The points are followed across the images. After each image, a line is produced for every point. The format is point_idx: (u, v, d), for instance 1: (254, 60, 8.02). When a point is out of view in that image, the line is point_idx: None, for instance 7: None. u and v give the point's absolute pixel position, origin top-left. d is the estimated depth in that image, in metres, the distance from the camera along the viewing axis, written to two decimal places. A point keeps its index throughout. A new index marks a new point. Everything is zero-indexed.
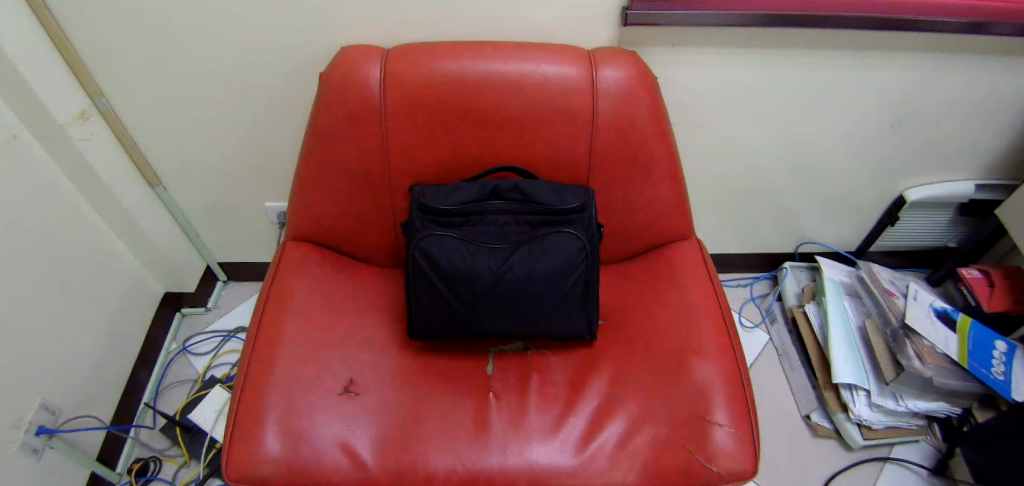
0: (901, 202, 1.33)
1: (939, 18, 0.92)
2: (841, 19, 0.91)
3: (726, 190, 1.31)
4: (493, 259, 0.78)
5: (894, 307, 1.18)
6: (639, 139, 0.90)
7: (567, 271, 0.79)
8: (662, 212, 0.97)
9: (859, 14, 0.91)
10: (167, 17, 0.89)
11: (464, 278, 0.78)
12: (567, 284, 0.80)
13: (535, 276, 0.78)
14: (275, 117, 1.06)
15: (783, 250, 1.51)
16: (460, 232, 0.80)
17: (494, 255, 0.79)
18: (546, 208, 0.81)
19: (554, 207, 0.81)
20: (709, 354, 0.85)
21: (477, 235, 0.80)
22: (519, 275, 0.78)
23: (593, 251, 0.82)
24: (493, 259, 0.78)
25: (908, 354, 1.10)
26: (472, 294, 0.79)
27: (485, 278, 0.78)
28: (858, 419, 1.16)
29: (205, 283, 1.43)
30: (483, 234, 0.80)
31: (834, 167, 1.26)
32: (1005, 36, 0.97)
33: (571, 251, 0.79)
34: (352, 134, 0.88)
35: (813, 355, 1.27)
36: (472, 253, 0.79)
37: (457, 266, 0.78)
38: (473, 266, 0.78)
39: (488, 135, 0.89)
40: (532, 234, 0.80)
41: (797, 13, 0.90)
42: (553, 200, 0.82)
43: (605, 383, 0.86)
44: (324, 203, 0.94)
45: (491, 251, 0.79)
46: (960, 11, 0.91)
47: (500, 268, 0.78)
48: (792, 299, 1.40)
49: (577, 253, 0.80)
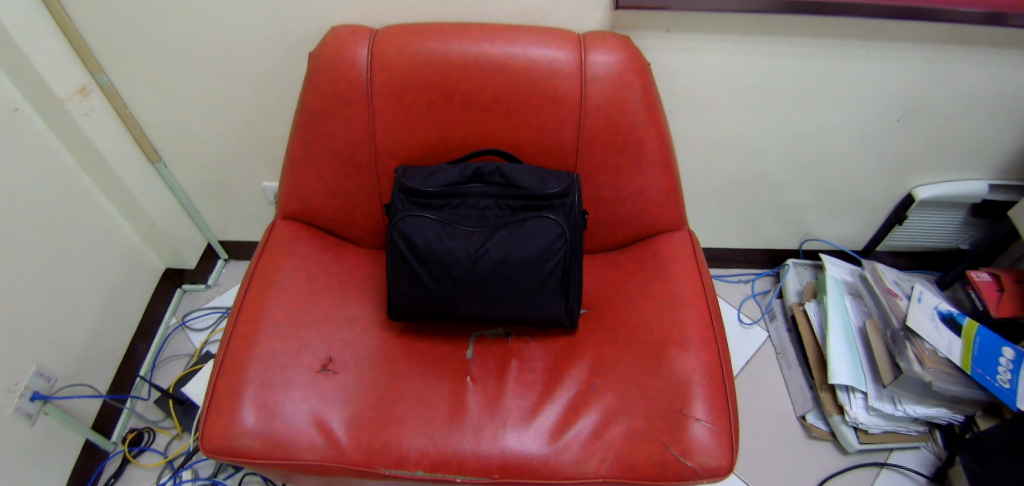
0: (910, 201, 1.28)
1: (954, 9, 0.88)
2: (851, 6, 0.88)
3: (726, 183, 1.28)
4: (472, 242, 0.78)
5: (896, 308, 1.15)
6: (629, 125, 0.89)
7: (546, 256, 0.78)
8: (651, 202, 0.95)
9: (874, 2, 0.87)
10: None
11: (442, 261, 0.77)
12: (545, 269, 0.79)
13: (514, 262, 0.77)
14: (268, 97, 1.07)
15: (786, 247, 1.47)
16: (440, 214, 0.79)
17: (473, 237, 0.78)
18: (528, 191, 0.80)
19: (537, 191, 0.80)
20: (692, 347, 0.83)
21: (457, 218, 0.79)
22: (497, 259, 0.77)
23: (575, 238, 0.81)
24: (472, 241, 0.78)
25: (908, 357, 1.07)
26: (448, 278, 0.78)
27: (462, 263, 0.77)
28: (854, 422, 1.13)
29: (206, 261, 1.45)
30: (463, 217, 0.79)
31: (839, 161, 1.22)
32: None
33: (552, 236, 0.78)
34: (340, 115, 0.88)
35: (811, 354, 1.23)
36: (450, 235, 0.78)
37: (434, 248, 0.77)
38: (451, 249, 0.77)
39: (474, 117, 0.88)
40: (513, 217, 0.79)
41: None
42: (535, 185, 0.80)
43: (583, 372, 0.85)
44: (312, 182, 0.94)
45: (469, 234, 0.78)
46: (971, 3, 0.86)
47: (477, 251, 0.77)
48: (792, 296, 1.36)
49: (557, 239, 0.78)
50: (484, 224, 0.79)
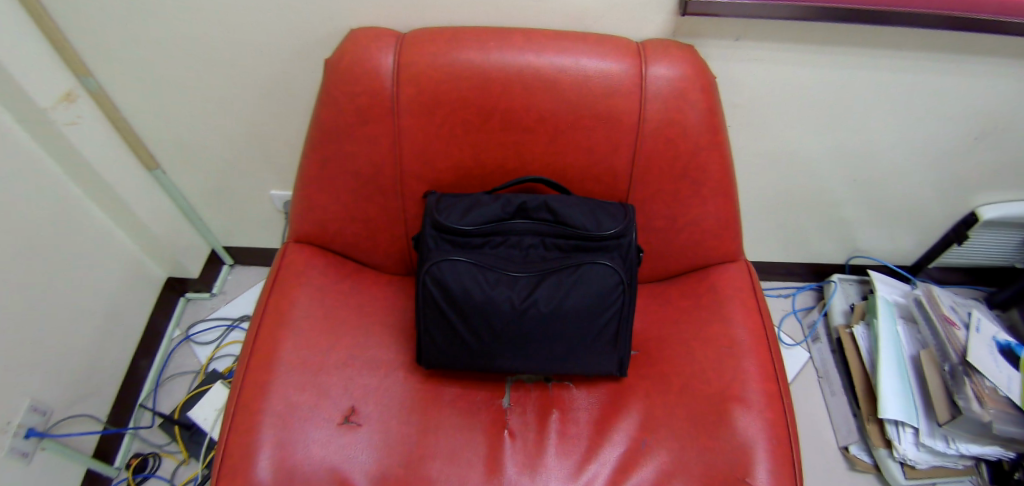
0: (972, 220, 1.19)
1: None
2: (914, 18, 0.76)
3: (775, 198, 1.18)
4: (515, 290, 0.68)
5: (955, 340, 1.07)
6: (691, 150, 0.78)
7: (599, 307, 0.69)
8: (708, 232, 0.85)
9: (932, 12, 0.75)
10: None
11: (481, 311, 0.68)
12: (598, 322, 0.70)
13: (563, 314, 0.68)
14: (280, 103, 0.95)
15: (830, 261, 1.38)
16: (478, 256, 0.70)
17: (517, 285, 0.68)
18: (579, 232, 0.70)
19: (589, 232, 0.70)
20: (754, 403, 0.75)
21: (498, 261, 0.69)
22: (544, 311, 0.68)
23: (630, 284, 0.71)
24: (515, 288, 0.68)
25: (965, 394, 1.00)
26: (488, 330, 0.69)
27: (503, 314, 0.68)
28: (902, 458, 1.06)
29: (211, 267, 1.36)
30: (505, 260, 0.69)
31: (901, 178, 1.12)
32: None
33: (607, 285, 0.69)
34: (362, 133, 0.77)
35: (857, 382, 1.16)
36: (491, 282, 0.68)
37: (473, 297, 0.68)
38: (492, 298, 0.68)
39: (515, 139, 0.77)
40: (562, 262, 0.70)
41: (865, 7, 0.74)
42: (587, 223, 0.71)
43: (631, 425, 0.78)
44: (331, 206, 0.84)
45: (513, 281, 0.69)
46: None
47: (522, 302, 0.68)
48: (838, 317, 1.28)
49: (612, 288, 0.69)
50: (529, 269, 0.69)
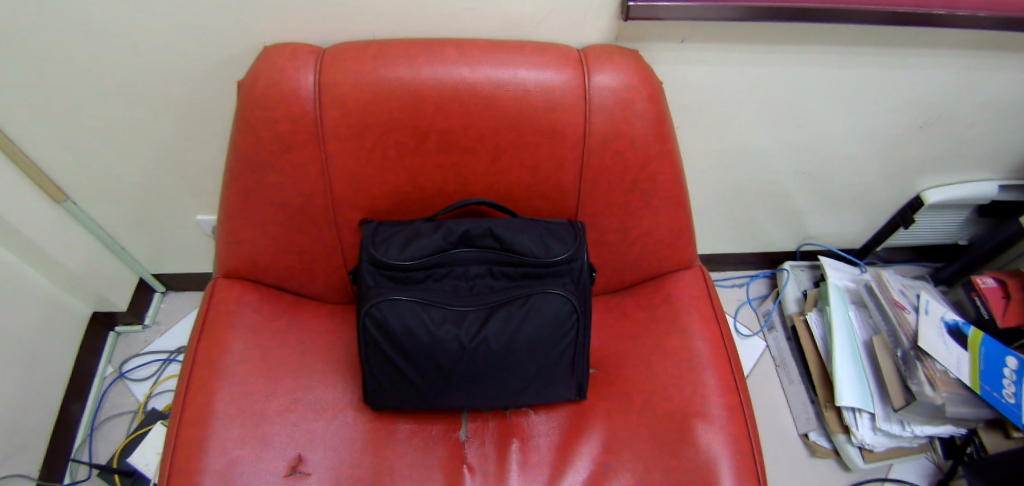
0: (917, 203, 1.21)
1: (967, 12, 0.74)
2: (852, 13, 0.73)
3: (726, 192, 1.18)
4: (463, 326, 0.64)
5: (906, 325, 1.09)
6: (639, 161, 0.74)
7: (554, 338, 0.66)
8: (662, 242, 0.82)
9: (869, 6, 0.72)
10: (35, 15, 0.68)
11: (427, 352, 0.64)
12: (553, 352, 0.66)
13: (515, 347, 0.65)
14: (196, 125, 0.87)
15: (783, 249, 1.39)
16: (421, 292, 0.65)
17: (465, 320, 0.64)
18: (528, 259, 0.66)
19: (538, 258, 0.66)
20: (717, 419, 0.73)
21: (443, 296, 0.65)
22: (495, 347, 0.64)
23: (585, 309, 0.68)
24: (464, 324, 0.64)
25: (919, 378, 1.02)
26: (436, 371, 0.65)
27: (451, 354, 0.64)
28: (860, 443, 1.08)
29: (141, 297, 1.27)
30: (450, 295, 0.65)
31: (846, 168, 1.13)
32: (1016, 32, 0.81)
33: (561, 313, 0.65)
34: (286, 161, 0.71)
35: (814, 370, 1.17)
36: (436, 320, 0.64)
37: (418, 338, 0.63)
38: (438, 338, 0.63)
39: (454, 159, 0.72)
40: (511, 292, 0.66)
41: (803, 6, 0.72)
42: (536, 250, 0.67)
43: (594, 449, 0.75)
44: (258, 238, 0.78)
45: (460, 317, 0.64)
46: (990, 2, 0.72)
47: (471, 339, 0.63)
48: (792, 305, 1.29)
49: (566, 317, 0.66)
50: (477, 302, 0.65)
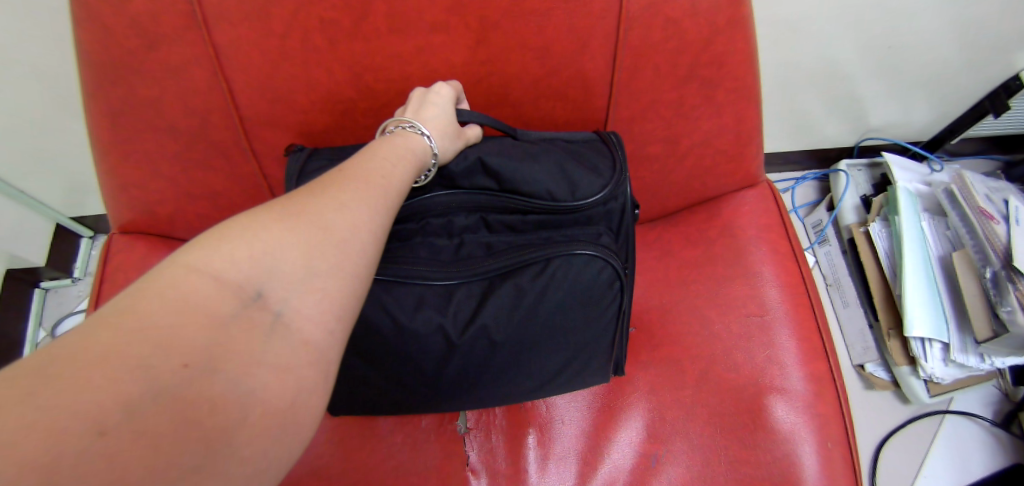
0: (1015, 86, 0.96)
1: None
2: None
3: (778, 81, 0.93)
4: (449, 310, 0.45)
5: (994, 237, 0.86)
6: (700, 34, 0.49)
7: (585, 315, 0.47)
8: (723, 153, 0.58)
9: None
10: None
11: (399, 349, 0.45)
12: (586, 334, 0.48)
13: (526, 335, 0.46)
14: (53, 15, 0.60)
15: (836, 147, 1.16)
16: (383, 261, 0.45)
17: (452, 300, 0.45)
18: (538, 201, 0.46)
19: (553, 200, 0.46)
20: (797, 394, 0.55)
21: (416, 263, 0.45)
22: (498, 337, 0.45)
23: (628, 266, 0.50)
24: (450, 305, 0.45)
25: (1010, 305, 0.82)
26: (415, 373, 0.46)
27: (432, 353, 0.45)
28: (927, 375, 0.93)
29: (62, 247, 1.04)
30: (427, 260, 0.45)
31: (943, 38, 0.87)
32: None
33: (595, 282, 0.46)
34: (157, 60, 0.45)
35: (875, 293, 0.98)
36: (410, 303, 0.44)
37: (383, 329, 0.44)
38: (413, 329, 0.44)
39: (420, 43, 0.47)
40: (517, 256, 0.46)
41: None
42: (553, 188, 0.46)
43: (636, 434, 0.57)
44: (147, 180, 0.53)
45: (444, 295, 0.45)
46: None
47: (461, 327, 0.45)
48: (850, 215, 1.07)
49: (603, 287, 0.47)
50: (467, 271, 0.45)
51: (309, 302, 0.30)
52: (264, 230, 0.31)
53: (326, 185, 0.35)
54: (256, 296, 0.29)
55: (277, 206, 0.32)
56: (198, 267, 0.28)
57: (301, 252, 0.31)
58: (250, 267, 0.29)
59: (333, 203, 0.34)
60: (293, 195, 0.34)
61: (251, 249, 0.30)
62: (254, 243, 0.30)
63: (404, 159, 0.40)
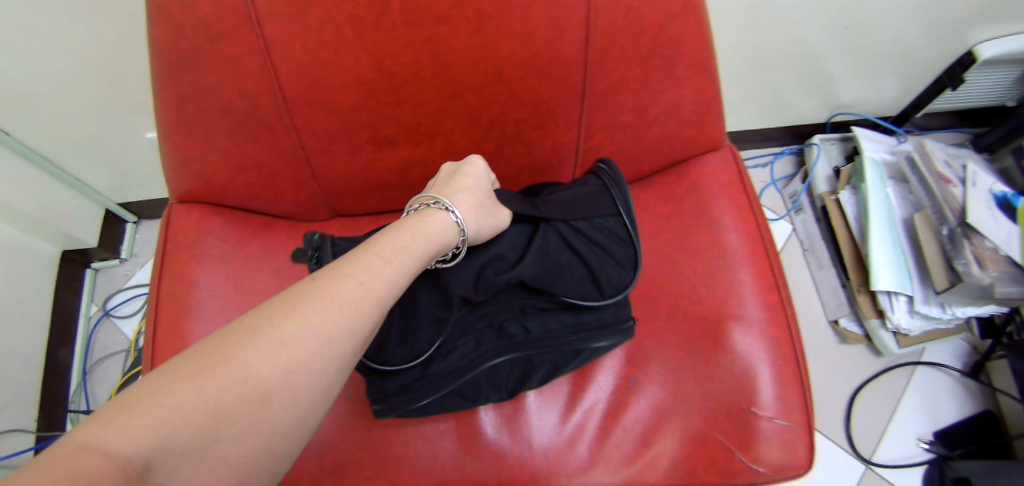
0: (968, 61, 1.06)
1: None
2: None
3: (750, 61, 1.02)
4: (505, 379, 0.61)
5: (951, 198, 0.98)
6: (658, 18, 0.59)
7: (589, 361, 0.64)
8: (686, 120, 0.69)
9: None
10: None
11: (465, 405, 0.61)
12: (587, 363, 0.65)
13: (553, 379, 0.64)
14: (117, 18, 0.72)
15: (812, 123, 1.25)
16: (455, 360, 0.57)
17: (507, 372, 0.61)
18: (574, 300, 0.60)
19: (586, 300, 0.60)
20: (754, 321, 0.65)
21: (475, 361, 0.58)
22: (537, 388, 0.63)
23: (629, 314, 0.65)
24: (506, 380, 0.61)
25: (965, 258, 0.92)
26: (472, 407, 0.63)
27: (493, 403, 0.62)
28: (895, 327, 1.02)
29: (110, 230, 1.16)
30: (489, 350, 0.58)
31: (898, 18, 0.96)
32: None
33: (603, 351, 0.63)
34: (218, 51, 0.57)
35: (846, 255, 1.07)
36: (476, 383, 0.59)
37: (455, 400, 0.60)
38: (479, 398, 0.60)
39: (429, 33, 0.58)
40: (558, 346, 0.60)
41: None
42: (581, 288, 0.60)
43: (617, 361, 0.67)
44: (204, 153, 0.64)
45: (500, 371, 0.60)
46: None
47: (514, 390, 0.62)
48: (823, 185, 1.17)
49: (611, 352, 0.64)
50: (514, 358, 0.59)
51: (200, 472, 0.36)
52: (173, 398, 0.36)
53: (255, 332, 0.41)
54: (145, 469, 0.34)
55: (194, 367, 0.38)
56: (92, 442, 0.33)
57: (207, 414, 0.37)
58: (142, 442, 0.34)
59: (252, 364, 0.39)
60: (211, 353, 0.39)
61: (163, 412, 0.35)
62: (157, 411, 0.35)
63: (365, 279, 0.46)
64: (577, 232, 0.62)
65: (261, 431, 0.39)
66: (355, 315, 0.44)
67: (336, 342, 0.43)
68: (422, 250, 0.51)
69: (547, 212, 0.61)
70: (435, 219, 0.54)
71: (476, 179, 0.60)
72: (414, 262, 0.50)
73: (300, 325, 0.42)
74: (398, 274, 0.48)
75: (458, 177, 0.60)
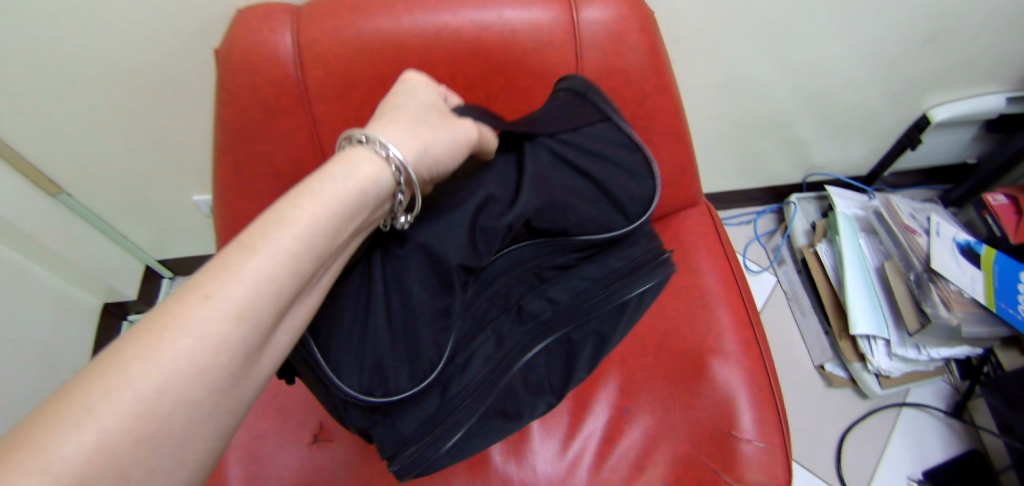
0: (923, 123, 1.20)
1: None
2: None
3: (728, 127, 1.15)
4: (553, 382, 0.64)
5: (916, 247, 1.06)
6: (636, 97, 0.72)
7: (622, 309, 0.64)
8: (666, 181, 0.80)
9: None
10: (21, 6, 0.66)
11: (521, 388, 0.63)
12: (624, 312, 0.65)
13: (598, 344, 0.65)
14: (183, 102, 0.86)
15: (789, 182, 1.38)
16: (477, 369, 0.59)
17: (551, 369, 0.64)
18: (592, 235, 0.60)
19: (606, 232, 0.60)
20: (731, 353, 0.73)
21: (509, 347, 0.60)
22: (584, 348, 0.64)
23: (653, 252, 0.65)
24: (551, 364, 0.64)
25: (933, 301, 1.00)
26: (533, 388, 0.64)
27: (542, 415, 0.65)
28: (876, 369, 1.09)
29: (146, 284, 1.26)
30: (519, 339, 0.61)
31: (854, 89, 1.10)
32: None
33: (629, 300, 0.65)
34: (273, 128, 0.68)
35: (827, 303, 1.17)
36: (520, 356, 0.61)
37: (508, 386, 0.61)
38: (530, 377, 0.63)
39: None
40: (584, 304, 0.62)
41: None
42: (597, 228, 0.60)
43: (611, 393, 0.75)
44: (254, 212, 0.75)
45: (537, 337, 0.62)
46: None
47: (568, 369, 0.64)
48: (802, 238, 1.29)
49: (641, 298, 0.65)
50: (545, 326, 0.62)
51: None
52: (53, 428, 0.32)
53: (145, 334, 0.36)
54: None
55: (74, 391, 0.34)
56: None
57: (102, 439, 0.33)
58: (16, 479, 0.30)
59: (136, 369, 0.35)
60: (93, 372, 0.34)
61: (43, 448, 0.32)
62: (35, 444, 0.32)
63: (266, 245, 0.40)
64: (573, 146, 0.59)
65: (187, 466, 0.36)
66: (241, 324, 0.38)
67: (234, 358, 0.38)
68: (340, 196, 0.43)
69: (534, 130, 0.58)
70: (349, 164, 0.45)
71: (410, 103, 0.53)
72: (321, 234, 0.42)
73: (176, 352, 0.36)
74: (297, 258, 0.40)
75: (392, 99, 0.54)
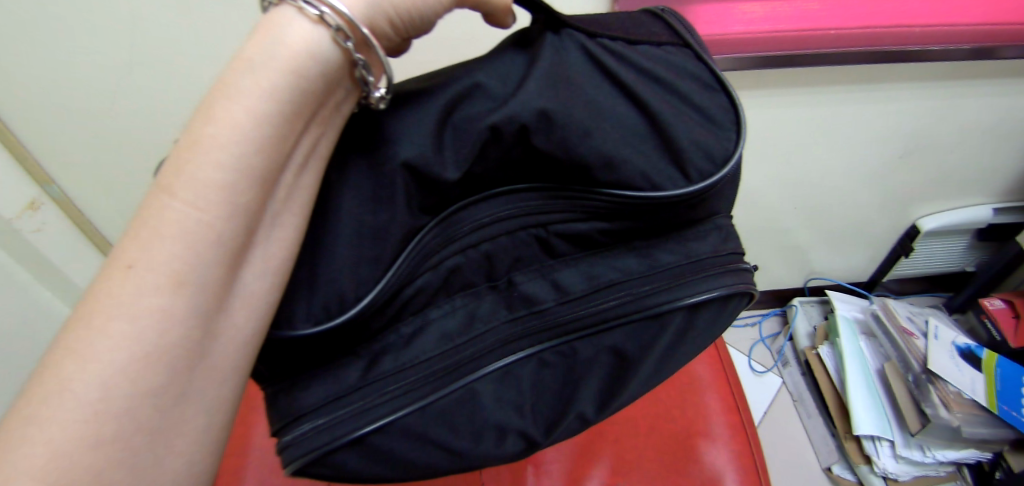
0: (914, 232, 1.29)
1: (927, 45, 0.85)
2: (840, 55, 0.84)
3: None
4: (539, 409, 0.50)
5: (914, 349, 1.11)
6: None
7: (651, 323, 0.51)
8: None
9: (860, 50, 0.84)
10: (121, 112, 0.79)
11: (477, 417, 0.47)
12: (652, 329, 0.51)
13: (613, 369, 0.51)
14: None
15: (792, 285, 1.44)
16: (427, 345, 0.47)
17: (541, 384, 0.50)
18: (629, 193, 0.45)
19: (652, 189, 0.45)
20: (719, 437, 0.78)
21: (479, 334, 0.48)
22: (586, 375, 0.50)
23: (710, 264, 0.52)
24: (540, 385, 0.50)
25: (932, 402, 1.03)
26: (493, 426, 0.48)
27: (515, 456, 0.49)
28: (883, 472, 1.08)
29: None
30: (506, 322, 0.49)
31: (843, 197, 1.19)
32: (965, 60, 0.91)
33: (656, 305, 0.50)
34: None
35: (831, 404, 1.18)
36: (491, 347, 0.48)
37: (464, 407, 0.47)
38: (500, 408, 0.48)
39: None
40: (597, 292, 0.50)
41: (796, 52, 0.83)
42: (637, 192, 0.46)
43: (603, 473, 0.75)
44: None
45: (520, 329, 0.49)
46: (942, 38, 0.84)
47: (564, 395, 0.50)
48: (804, 340, 1.33)
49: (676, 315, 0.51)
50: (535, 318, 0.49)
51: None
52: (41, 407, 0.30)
53: (106, 302, 0.32)
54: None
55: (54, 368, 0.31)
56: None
57: (88, 429, 0.30)
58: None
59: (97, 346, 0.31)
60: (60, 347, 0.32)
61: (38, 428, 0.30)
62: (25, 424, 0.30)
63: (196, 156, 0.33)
64: (631, 65, 0.47)
65: (180, 448, 0.34)
66: (180, 293, 0.32)
67: (190, 328, 0.33)
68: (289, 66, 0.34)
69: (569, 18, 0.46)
70: (269, 41, 0.34)
71: None
72: (253, 152, 0.33)
73: (128, 325, 0.31)
74: (227, 196, 0.33)
75: None
